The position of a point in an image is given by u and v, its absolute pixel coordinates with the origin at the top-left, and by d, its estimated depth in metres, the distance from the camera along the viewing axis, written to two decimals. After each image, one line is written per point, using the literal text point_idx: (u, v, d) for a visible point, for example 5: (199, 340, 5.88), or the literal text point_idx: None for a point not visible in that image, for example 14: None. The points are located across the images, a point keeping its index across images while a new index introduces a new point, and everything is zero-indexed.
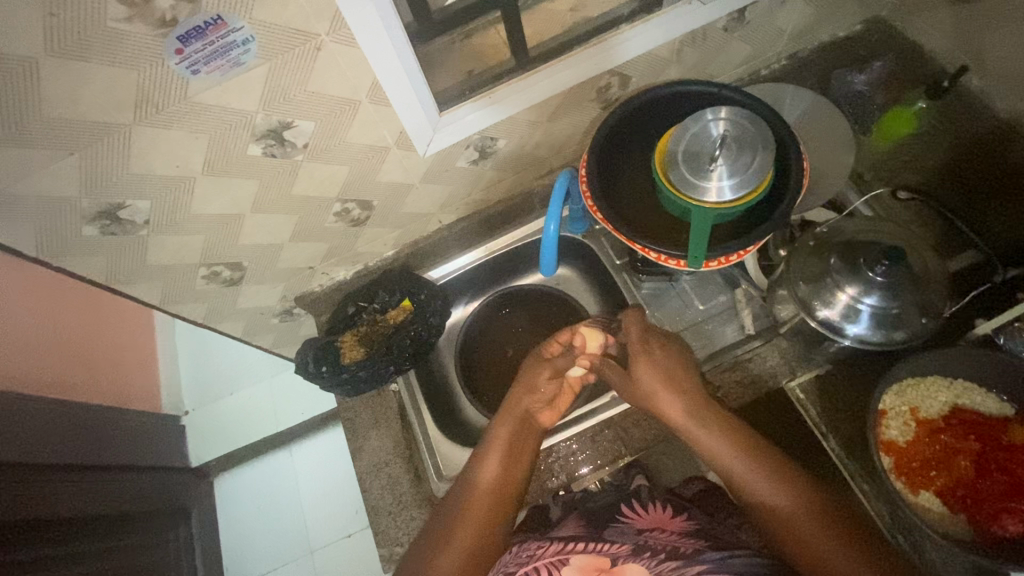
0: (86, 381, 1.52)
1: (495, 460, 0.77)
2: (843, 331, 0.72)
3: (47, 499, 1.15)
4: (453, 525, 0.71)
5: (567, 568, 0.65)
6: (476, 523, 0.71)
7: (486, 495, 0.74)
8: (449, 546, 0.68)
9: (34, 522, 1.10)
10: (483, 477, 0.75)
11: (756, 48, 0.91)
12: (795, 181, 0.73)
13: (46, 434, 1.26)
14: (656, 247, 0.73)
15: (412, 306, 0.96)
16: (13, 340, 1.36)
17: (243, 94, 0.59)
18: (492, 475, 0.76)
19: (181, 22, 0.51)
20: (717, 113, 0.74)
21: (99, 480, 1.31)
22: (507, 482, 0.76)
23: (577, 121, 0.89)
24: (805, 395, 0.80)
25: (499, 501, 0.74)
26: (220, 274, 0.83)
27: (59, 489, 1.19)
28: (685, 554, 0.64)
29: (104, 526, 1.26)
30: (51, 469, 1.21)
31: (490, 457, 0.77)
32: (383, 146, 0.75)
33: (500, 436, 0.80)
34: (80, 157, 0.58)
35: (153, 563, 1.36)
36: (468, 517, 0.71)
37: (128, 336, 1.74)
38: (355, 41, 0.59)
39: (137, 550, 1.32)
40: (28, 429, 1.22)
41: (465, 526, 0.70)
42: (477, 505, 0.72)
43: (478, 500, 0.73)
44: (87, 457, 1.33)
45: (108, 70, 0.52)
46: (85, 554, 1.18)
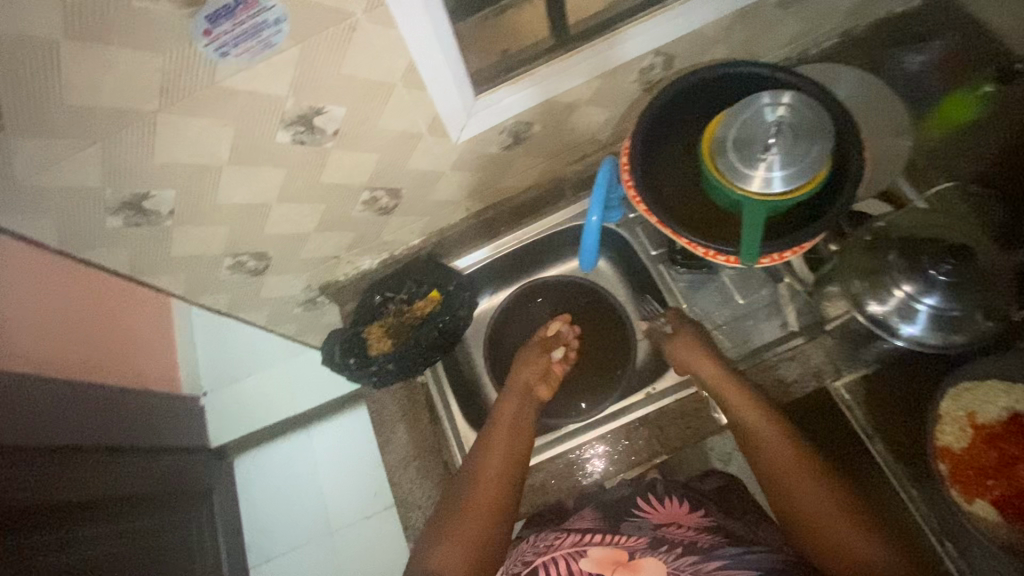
0: (105, 362, 1.51)
1: (504, 436, 0.76)
2: (897, 332, 0.69)
3: (66, 482, 1.16)
4: (456, 514, 0.68)
5: (585, 561, 0.66)
6: (481, 515, 0.67)
7: (491, 479, 0.71)
8: (450, 539, 0.65)
9: (52, 504, 1.12)
10: (488, 458, 0.74)
11: (808, 25, 0.85)
12: (856, 172, 0.67)
13: (67, 418, 1.26)
14: (703, 242, 0.69)
15: (440, 297, 0.93)
16: (29, 320, 1.35)
17: (274, 78, 0.55)
18: (496, 456, 0.74)
19: (210, 0, 0.46)
20: (772, 99, 0.69)
21: (121, 462, 1.32)
22: (510, 462, 0.73)
23: (616, 105, 0.84)
24: (850, 394, 0.78)
25: (509, 481, 0.72)
26: (245, 264, 0.81)
27: (78, 473, 1.20)
28: (701, 549, 0.65)
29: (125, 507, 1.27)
30: (69, 451, 1.22)
31: (497, 434, 0.77)
32: (416, 132, 0.71)
33: (503, 420, 0.79)
34: (103, 146, 0.54)
35: (177, 543, 1.38)
36: (481, 492, 0.70)
37: (145, 316, 1.74)
38: (391, 20, 0.55)
39: (159, 530, 1.34)
40: (48, 414, 1.22)
41: (467, 511, 0.68)
42: (490, 480, 0.71)
43: (487, 482, 0.71)
44: (108, 440, 1.34)
45: (132, 54, 0.48)
46: (107, 534, 1.20)
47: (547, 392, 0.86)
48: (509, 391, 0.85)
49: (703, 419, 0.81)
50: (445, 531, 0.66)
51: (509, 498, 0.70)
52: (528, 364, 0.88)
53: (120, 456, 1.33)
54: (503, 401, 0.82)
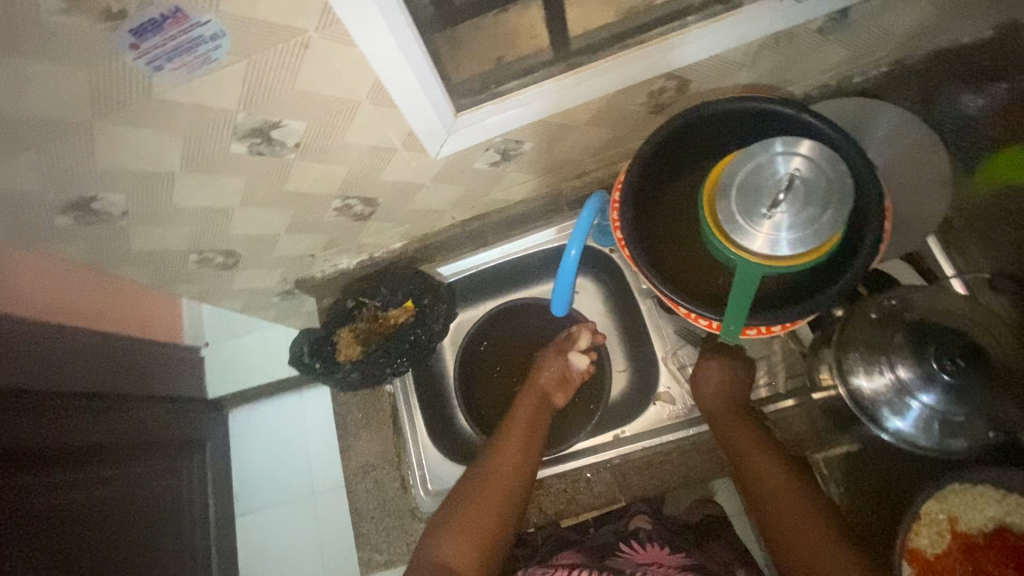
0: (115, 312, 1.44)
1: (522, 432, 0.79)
2: (884, 424, 0.63)
3: (63, 427, 1.10)
4: (462, 511, 0.70)
5: None
6: (490, 514, 0.70)
7: (503, 480, 0.73)
8: (455, 533, 0.67)
9: (49, 449, 1.06)
10: (505, 451, 0.76)
11: (852, 52, 0.74)
12: (869, 248, 0.59)
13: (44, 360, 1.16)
14: (685, 302, 0.62)
15: (415, 308, 0.90)
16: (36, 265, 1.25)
17: (220, 93, 0.50)
18: (513, 459, 0.75)
19: (132, 14, 0.41)
20: (791, 147, 0.61)
21: (124, 409, 1.26)
22: (523, 465, 0.75)
23: (619, 126, 0.76)
24: (828, 470, 0.72)
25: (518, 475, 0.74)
26: (212, 259, 0.78)
27: (74, 418, 1.13)
28: None
29: (129, 451, 1.22)
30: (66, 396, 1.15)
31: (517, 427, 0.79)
32: (389, 147, 0.65)
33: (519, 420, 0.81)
34: (38, 152, 0.51)
35: (180, 490, 1.35)
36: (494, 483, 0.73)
37: None
38: (351, 39, 0.48)
39: (163, 475, 1.30)
40: (26, 353, 1.12)
41: (475, 510, 0.70)
42: (503, 470, 0.74)
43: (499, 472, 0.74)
44: (91, 384, 1.25)
45: (52, 65, 0.43)
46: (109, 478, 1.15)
47: (561, 399, 0.85)
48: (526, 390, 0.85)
49: (668, 473, 0.78)
50: (450, 525, 0.68)
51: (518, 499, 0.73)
52: (545, 366, 0.87)
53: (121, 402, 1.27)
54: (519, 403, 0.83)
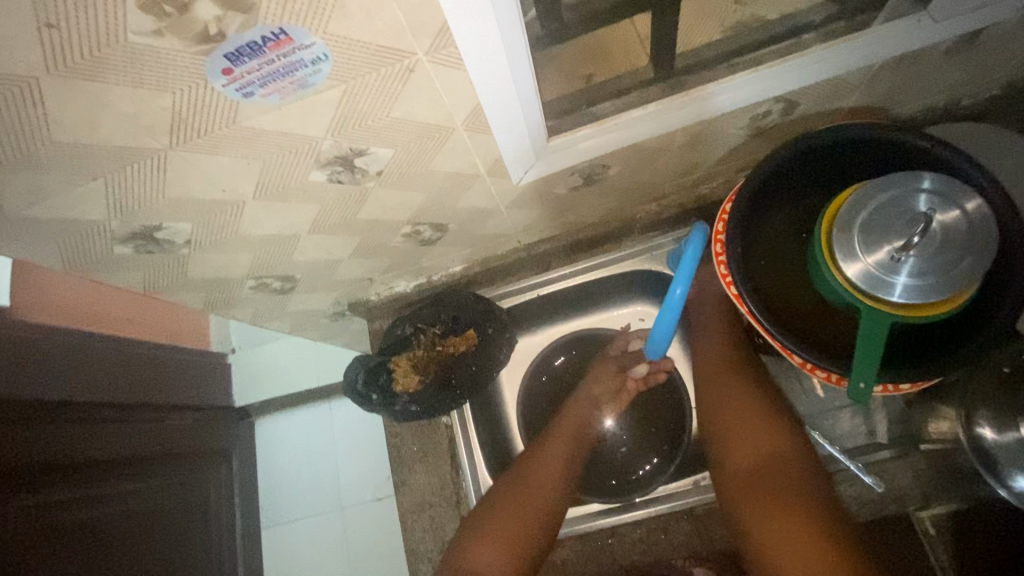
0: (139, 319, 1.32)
1: (570, 433, 0.75)
2: (1006, 480, 0.57)
3: (86, 440, 1.00)
4: (492, 523, 0.66)
5: None
6: (528, 515, 0.67)
7: (550, 478, 0.70)
8: (484, 543, 0.65)
9: (70, 464, 0.96)
10: (552, 452, 0.73)
11: (971, 75, 0.67)
12: (1015, 301, 0.53)
13: (87, 368, 1.08)
14: (802, 353, 0.57)
15: (476, 337, 0.84)
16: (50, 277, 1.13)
17: (309, 119, 0.45)
18: (551, 475, 0.70)
19: (230, 36, 0.35)
20: (929, 184, 0.55)
21: (150, 420, 1.16)
22: (557, 480, 0.70)
23: (711, 151, 0.70)
24: (936, 530, 0.67)
25: (563, 479, 0.71)
26: (269, 284, 0.73)
27: (97, 431, 1.02)
28: None
29: (155, 464, 1.13)
30: (88, 407, 1.04)
31: (567, 428, 0.75)
32: (473, 174, 0.60)
33: (561, 433, 0.75)
34: (106, 181, 0.46)
35: (207, 505, 1.26)
36: (537, 483, 0.69)
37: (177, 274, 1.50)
38: (461, 62, 0.43)
39: (188, 490, 1.21)
40: (67, 361, 1.04)
41: (503, 521, 0.66)
42: (554, 472, 0.71)
43: (543, 471, 0.71)
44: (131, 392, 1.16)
45: (133, 92, 0.38)
46: (131, 494, 1.06)
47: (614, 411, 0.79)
48: (574, 401, 0.79)
49: None
50: (481, 536, 0.66)
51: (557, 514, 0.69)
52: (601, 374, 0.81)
53: (147, 413, 1.16)
54: (562, 416, 0.77)
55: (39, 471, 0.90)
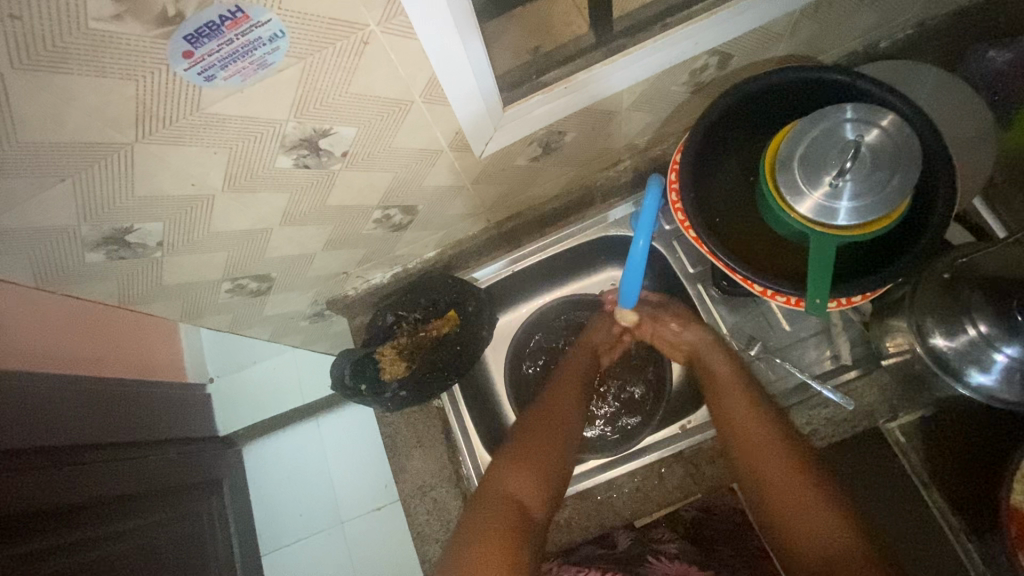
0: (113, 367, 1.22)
1: (577, 373, 0.81)
2: (964, 377, 0.62)
3: (66, 482, 0.95)
4: (522, 448, 0.70)
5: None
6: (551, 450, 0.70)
7: (565, 415, 0.74)
8: (518, 467, 0.67)
9: (52, 508, 0.90)
10: (560, 394, 0.77)
11: (883, 16, 0.73)
12: (945, 210, 0.58)
13: (64, 414, 1.04)
14: (762, 281, 0.61)
15: (458, 317, 0.87)
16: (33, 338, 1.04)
17: (271, 100, 0.46)
18: (569, 408, 0.75)
19: (188, 17, 0.37)
20: (859, 113, 0.59)
21: (132, 457, 1.12)
22: (573, 416, 0.75)
23: (658, 110, 0.74)
24: (905, 438, 0.72)
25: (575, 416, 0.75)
26: (245, 286, 0.73)
27: (77, 473, 0.98)
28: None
29: (145, 499, 1.08)
30: (67, 450, 0.99)
31: (576, 368, 0.82)
32: (436, 148, 0.62)
33: (569, 377, 0.80)
34: (74, 182, 0.46)
35: (204, 536, 1.20)
36: (555, 423, 0.73)
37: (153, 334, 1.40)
38: (412, 30, 0.45)
39: (185, 522, 1.16)
40: (47, 412, 1.01)
41: (534, 445, 0.70)
42: (568, 407, 0.75)
43: (558, 409, 0.75)
44: (119, 433, 1.14)
45: (97, 82, 0.39)
46: (129, 530, 1.00)
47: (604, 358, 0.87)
48: (577, 348, 0.85)
49: None
50: (510, 468, 0.67)
51: (574, 442, 0.74)
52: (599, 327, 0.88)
53: (130, 451, 1.12)
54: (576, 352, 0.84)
55: (22, 516, 0.85)
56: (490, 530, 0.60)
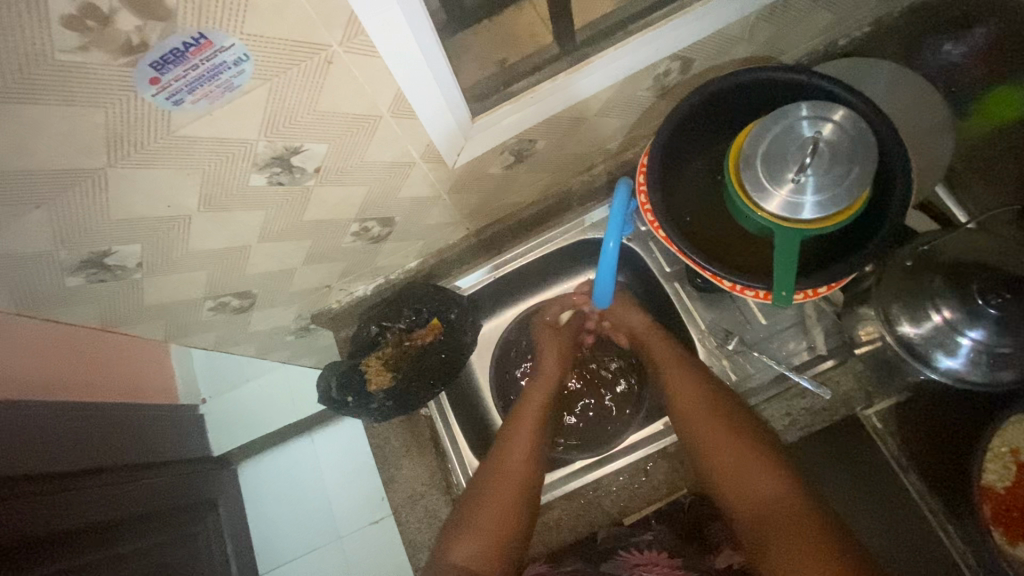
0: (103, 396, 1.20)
1: (530, 417, 0.78)
2: (933, 363, 0.63)
3: (60, 509, 0.94)
4: (473, 517, 0.67)
5: None
6: (499, 512, 0.67)
7: (517, 475, 0.71)
8: (468, 532, 0.66)
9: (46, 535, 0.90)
10: (512, 447, 0.74)
11: (839, 16, 0.76)
12: (902, 198, 0.60)
13: (62, 440, 1.04)
14: (731, 277, 0.63)
15: (441, 325, 0.89)
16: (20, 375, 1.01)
17: (240, 121, 0.48)
18: (519, 462, 0.72)
19: (153, 45, 0.39)
20: (814, 110, 0.61)
21: (125, 480, 1.11)
22: (527, 472, 0.72)
23: (626, 115, 0.76)
24: (883, 425, 0.72)
25: (529, 476, 0.71)
26: (228, 303, 0.74)
27: (70, 499, 0.97)
28: None
29: (140, 523, 1.08)
30: (60, 477, 0.99)
31: (528, 411, 0.79)
32: (408, 161, 0.64)
33: (523, 426, 0.77)
34: (49, 209, 0.47)
35: (201, 557, 1.20)
36: (506, 480, 0.70)
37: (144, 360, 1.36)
38: (374, 49, 0.47)
39: (182, 543, 1.16)
40: (42, 437, 1.00)
41: (482, 513, 0.67)
42: (519, 467, 0.72)
43: (507, 472, 0.71)
44: (114, 457, 1.14)
45: (67, 110, 0.40)
46: (126, 555, 1.00)
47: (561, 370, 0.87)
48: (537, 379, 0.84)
49: None
50: (459, 534, 0.66)
51: (527, 499, 0.70)
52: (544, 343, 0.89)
53: (123, 474, 1.12)
54: (529, 396, 0.80)
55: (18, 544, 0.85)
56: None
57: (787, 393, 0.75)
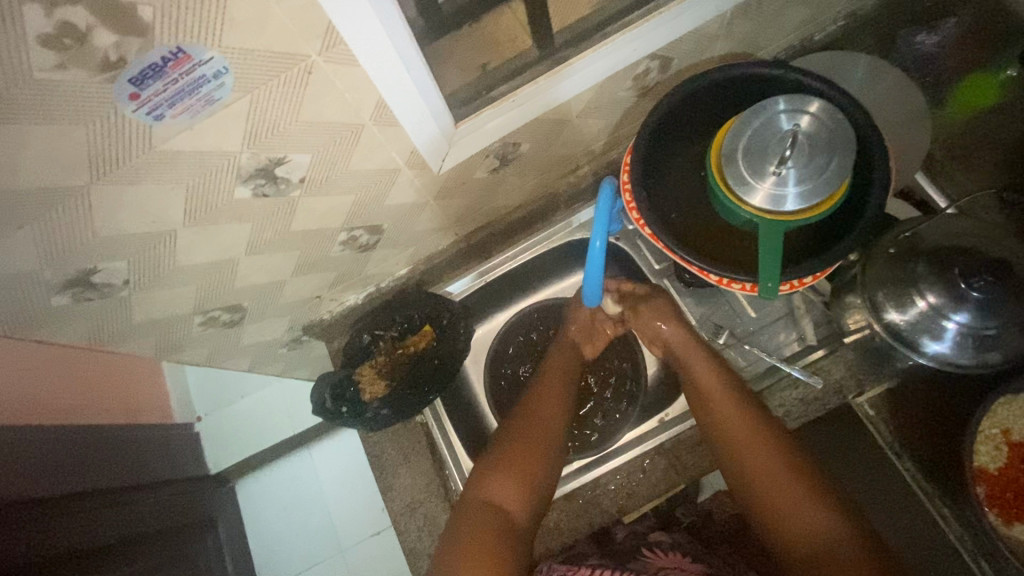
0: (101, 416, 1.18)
1: (560, 372, 0.81)
2: (921, 348, 0.64)
3: (58, 533, 0.93)
4: (505, 457, 0.70)
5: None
6: (533, 455, 0.70)
7: (547, 423, 0.74)
8: (503, 473, 0.68)
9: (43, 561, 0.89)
10: (544, 401, 0.76)
11: (813, 11, 0.77)
12: (882, 185, 0.61)
13: (56, 463, 1.03)
14: (718, 271, 0.64)
15: (433, 331, 0.89)
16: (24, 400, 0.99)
17: (222, 134, 0.48)
18: (552, 409, 0.75)
19: (131, 61, 0.39)
20: (792, 103, 0.62)
21: (121, 502, 1.10)
22: (557, 418, 0.75)
23: (608, 114, 0.77)
24: (875, 411, 0.73)
25: (557, 424, 0.74)
26: (218, 317, 0.74)
27: (66, 522, 0.96)
28: None
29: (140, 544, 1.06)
30: (55, 500, 0.98)
31: (558, 367, 0.82)
32: (393, 167, 0.64)
33: (552, 382, 0.79)
34: (33, 228, 0.47)
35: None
36: (539, 429, 0.73)
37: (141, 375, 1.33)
38: (353, 58, 0.47)
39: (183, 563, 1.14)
40: (36, 462, 0.99)
41: (516, 454, 0.70)
42: (550, 418, 0.74)
43: (539, 420, 0.74)
44: (111, 478, 1.13)
45: (47, 129, 0.40)
46: None
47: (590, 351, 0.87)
48: (559, 343, 0.86)
49: None
50: (494, 474, 0.68)
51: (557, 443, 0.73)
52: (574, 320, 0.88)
53: (119, 496, 1.10)
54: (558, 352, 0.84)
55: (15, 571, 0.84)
56: (477, 541, 0.61)
57: (779, 384, 0.76)
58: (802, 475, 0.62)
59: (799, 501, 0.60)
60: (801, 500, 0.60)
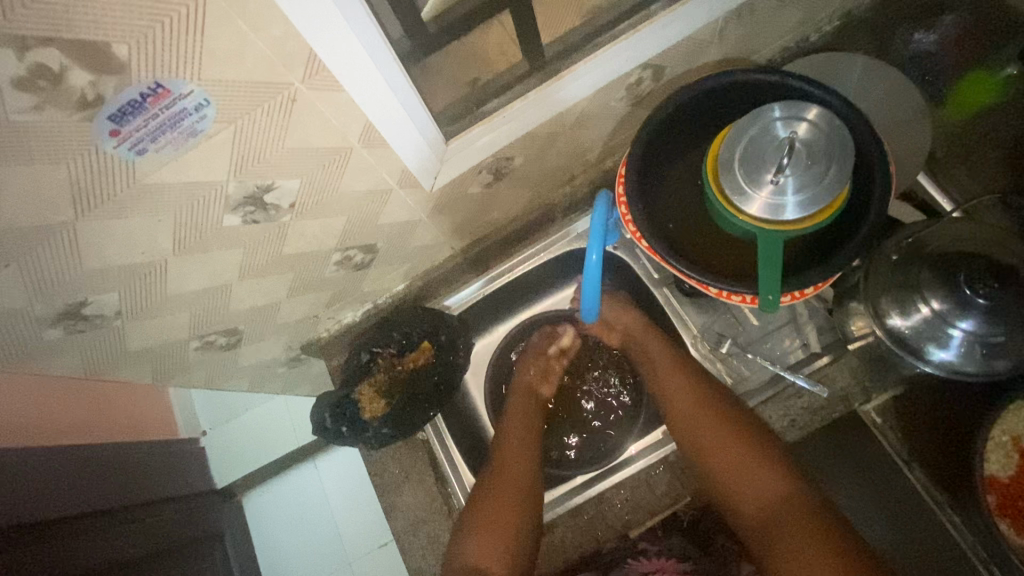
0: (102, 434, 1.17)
1: (519, 421, 0.81)
2: (927, 356, 0.63)
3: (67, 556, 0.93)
4: (482, 511, 0.69)
5: None
6: (509, 505, 0.69)
7: (517, 472, 0.74)
8: (483, 531, 0.67)
9: None
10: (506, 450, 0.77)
11: (807, 13, 0.76)
12: (882, 191, 0.60)
13: (62, 485, 1.03)
14: (717, 284, 0.63)
15: (432, 347, 0.87)
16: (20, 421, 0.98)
17: (208, 165, 0.47)
18: (517, 459, 0.75)
19: (108, 98, 0.38)
20: (787, 110, 0.61)
21: (129, 521, 1.10)
22: (526, 468, 0.75)
23: (602, 125, 0.76)
24: (883, 419, 0.72)
25: (529, 473, 0.74)
26: (214, 341, 0.73)
27: (75, 545, 0.96)
28: None
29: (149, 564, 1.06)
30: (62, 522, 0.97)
31: (516, 415, 0.82)
32: (385, 188, 0.63)
33: (512, 429, 0.80)
34: (19, 266, 0.47)
35: None
36: (508, 474, 0.73)
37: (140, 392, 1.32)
38: (337, 83, 0.46)
39: None
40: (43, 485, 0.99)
41: (494, 506, 0.69)
42: (518, 466, 0.75)
43: (508, 467, 0.74)
44: (118, 498, 1.13)
45: (27, 169, 0.40)
46: None
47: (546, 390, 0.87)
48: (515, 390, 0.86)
49: None
50: (474, 530, 0.68)
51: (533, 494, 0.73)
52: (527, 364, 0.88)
53: (126, 516, 1.10)
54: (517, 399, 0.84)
55: None
56: None
57: (784, 393, 0.74)
58: (754, 446, 0.67)
59: (755, 470, 0.65)
60: (769, 488, 0.64)
